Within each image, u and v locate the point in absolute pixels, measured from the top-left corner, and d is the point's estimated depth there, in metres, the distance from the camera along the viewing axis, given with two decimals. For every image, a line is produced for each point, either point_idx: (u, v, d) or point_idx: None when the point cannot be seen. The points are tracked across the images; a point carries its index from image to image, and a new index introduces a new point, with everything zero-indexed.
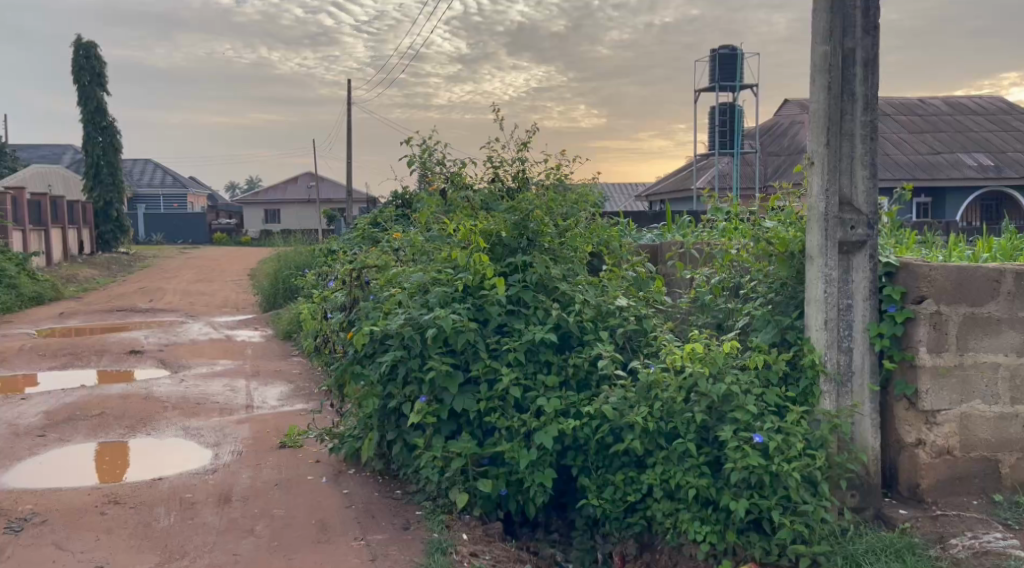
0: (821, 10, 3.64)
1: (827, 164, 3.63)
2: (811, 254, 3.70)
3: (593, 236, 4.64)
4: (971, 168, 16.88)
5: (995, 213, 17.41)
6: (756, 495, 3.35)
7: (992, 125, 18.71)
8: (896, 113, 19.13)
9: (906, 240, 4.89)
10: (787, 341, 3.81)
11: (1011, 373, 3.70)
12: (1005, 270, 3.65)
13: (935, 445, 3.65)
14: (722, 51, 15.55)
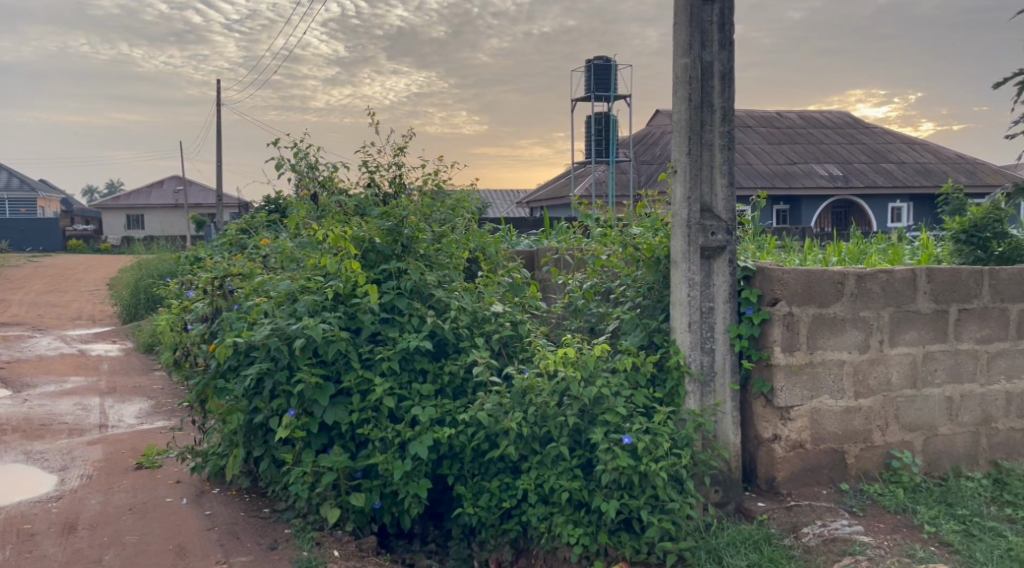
0: (682, 25, 3.78)
1: (689, 172, 3.77)
2: (676, 259, 3.82)
3: (469, 242, 4.61)
4: (822, 178, 18.10)
5: (843, 220, 18.74)
6: (626, 495, 3.44)
7: (841, 138, 20.09)
8: (756, 125, 20.23)
9: (766, 244, 5.23)
10: (654, 343, 3.94)
11: (855, 368, 3.96)
12: (848, 273, 3.91)
13: (789, 439, 3.87)
14: (597, 61, 15.95)
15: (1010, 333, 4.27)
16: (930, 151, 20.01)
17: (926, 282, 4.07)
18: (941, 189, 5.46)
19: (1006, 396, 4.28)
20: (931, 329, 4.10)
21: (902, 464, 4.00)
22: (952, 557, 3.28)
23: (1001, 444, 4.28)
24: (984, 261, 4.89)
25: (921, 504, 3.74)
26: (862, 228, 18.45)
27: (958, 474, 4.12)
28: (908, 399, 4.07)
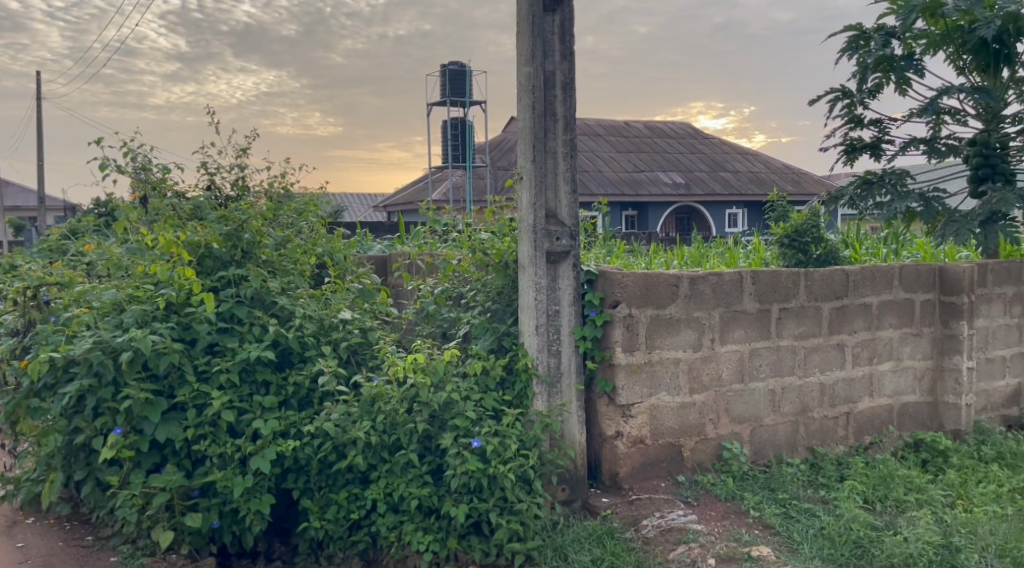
0: (524, 34, 3.83)
1: (533, 179, 3.84)
2: (522, 264, 3.88)
3: (316, 246, 4.42)
4: (666, 186, 19.00)
5: (685, 225, 19.78)
6: (476, 498, 3.45)
7: (683, 148, 21.20)
8: (605, 133, 20.98)
9: (615, 249, 5.46)
10: (503, 346, 3.98)
11: (690, 366, 4.18)
12: (682, 276, 4.12)
13: (631, 435, 4.02)
14: (452, 66, 15.96)
15: (824, 330, 4.65)
16: (761, 161, 21.48)
17: (751, 284, 4.35)
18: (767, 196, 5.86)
19: (821, 387, 4.66)
20: (756, 327, 4.40)
21: (732, 455, 4.26)
22: (774, 539, 3.53)
23: (817, 431, 4.66)
24: (804, 263, 5.30)
25: (748, 491, 4.00)
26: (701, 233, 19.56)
27: (781, 461, 4.45)
28: (737, 393, 4.35)
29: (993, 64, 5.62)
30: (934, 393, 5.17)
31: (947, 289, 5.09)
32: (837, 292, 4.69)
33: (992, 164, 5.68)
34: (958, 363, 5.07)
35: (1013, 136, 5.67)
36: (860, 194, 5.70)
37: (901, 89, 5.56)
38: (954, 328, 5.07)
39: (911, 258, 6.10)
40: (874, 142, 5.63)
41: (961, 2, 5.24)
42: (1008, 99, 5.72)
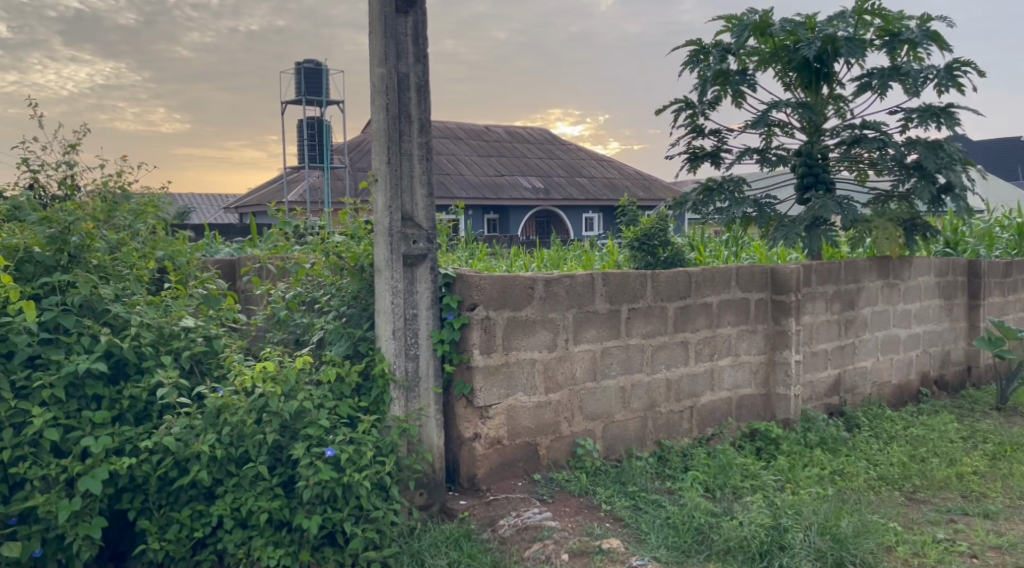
0: (376, 34, 3.78)
1: (389, 181, 3.78)
2: (378, 267, 3.82)
3: (153, 250, 4.15)
4: (527, 191, 19.30)
5: (546, 229, 20.05)
6: (329, 508, 3.37)
7: (542, 153, 21.62)
8: (467, 136, 21.07)
9: (477, 253, 5.55)
10: (359, 352, 3.89)
11: (545, 366, 4.26)
12: (537, 278, 4.19)
13: (488, 436, 4.05)
14: (308, 64, 15.52)
15: (669, 328, 4.88)
16: (616, 168, 22.26)
17: (602, 286, 4.49)
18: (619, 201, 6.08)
19: (667, 383, 4.89)
20: (607, 327, 4.54)
21: (585, 451, 4.38)
22: (624, 530, 3.68)
23: (664, 425, 4.88)
24: (653, 265, 5.56)
25: (600, 486, 4.14)
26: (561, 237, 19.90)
27: (630, 455, 4.62)
28: (590, 391, 4.48)
29: (815, 82, 6.09)
30: (768, 385, 5.54)
31: (778, 289, 5.48)
32: (681, 293, 4.93)
33: (815, 173, 6.18)
34: (787, 356, 5.46)
35: (832, 148, 6.16)
36: (702, 200, 6.18)
37: (736, 102, 5.94)
38: (784, 324, 5.46)
39: (749, 260, 6.55)
40: (714, 151, 6.00)
41: (787, 23, 5.79)
42: (828, 114, 6.22)
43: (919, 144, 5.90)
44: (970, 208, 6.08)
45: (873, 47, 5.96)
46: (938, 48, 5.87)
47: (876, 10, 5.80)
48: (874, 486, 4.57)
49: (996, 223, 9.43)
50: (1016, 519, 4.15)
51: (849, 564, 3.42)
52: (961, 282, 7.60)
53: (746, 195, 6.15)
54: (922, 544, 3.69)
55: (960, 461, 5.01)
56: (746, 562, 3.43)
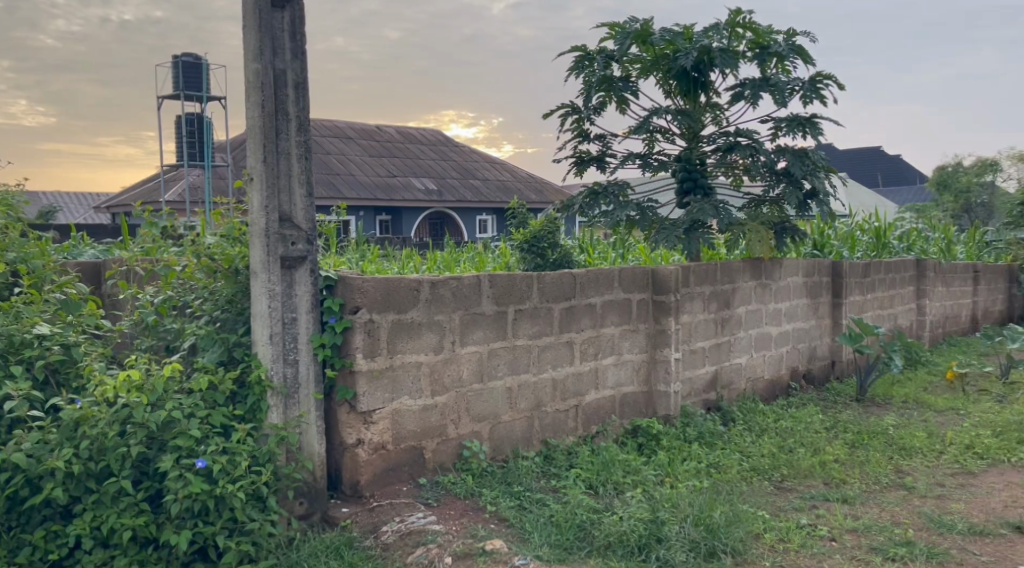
0: (250, 28, 3.65)
1: (265, 180, 3.66)
2: (254, 269, 3.70)
3: (4, 252, 3.88)
4: (419, 192, 19.12)
5: (439, 230, 20.14)
6: (201, 522, 3.23)
7: (433, 154, 21.50)
8: (357, 136, 20.69)
9: (369, 255, 5.47)
10: (234, 358, 3.74)
11: (431, 368, 4.23)
12: (422, 280, 4.16)
13: (372, 442, 3.97)
14: (185, 58, 14.86)
15: (555, 329, 4.95)
16: (508, 170, 22.40)
17: (488, 287, 4.51)
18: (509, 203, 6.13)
19: (553, 383, 4.95)
20: (493, 329, 4.56)
21: (471, 453, 4.38)
22: (507, 531, 3.70)
23: (549, 424, 4.94)
24: (543, 266, 5.70)
25: (486, 487, 4.15)
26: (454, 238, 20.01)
27: (516, 456, 4.65)
28: (476, 393, 4.48)
29: (693, 90, 6.33)
30: (649, 383, 5.70)
31: (658, 289, 5.65)
32: (565, 294, 5.01)
33: (694, 178, 6.41)
34: (668, 354, 5.65)
35: (709, 154, 6.42)
36: (586, 204, 6.35)
37: (620, 107, 6.12)
38: (664, 324, 5.64)
39: (635, 262, 6.75)
40: (599, 156, 6.15)
41: (666, 32, 6.04)
42: (705, 121, 6.47)
43: (787, 151, 6.25)
44: (833, 212, 6.48)
45: (745, 59, 6.25)
46: (803, 62, 6.23)
47: (748, 23, 6.08)
48: (746, 476, 4.79)
49: (858, 227, 10.07)
50: (871, 503, 4.45)
51: (721, 553, 3.58)
52: (826, 282, 8.08)
53: (629, 198, 6.39)
54: (787, 530, 3.90)
55: (824, 451, 5.32)
56: (625, 555, 3.52)
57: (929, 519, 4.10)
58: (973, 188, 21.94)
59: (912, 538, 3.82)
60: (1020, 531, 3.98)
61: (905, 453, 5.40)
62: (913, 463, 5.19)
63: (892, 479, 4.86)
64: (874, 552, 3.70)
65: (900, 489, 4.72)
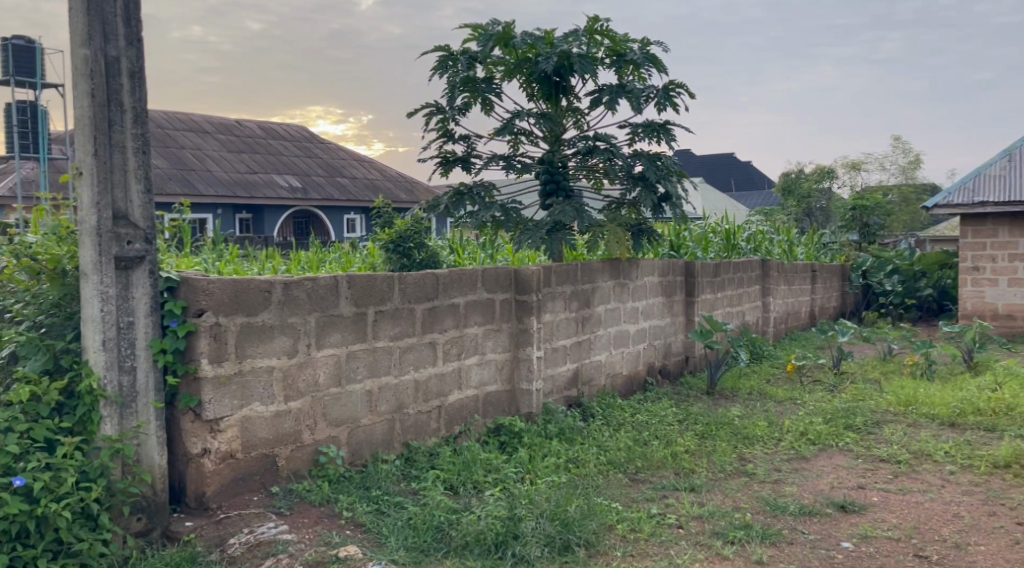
0: (78, 11, 3.41)
1: (96, 175, 3.43)
2: (84, 270, 3.45)
3: None
4: (283, 188, 18.50)
5: (304, 229, 19.67)
6: (20, 545, 3.03)
7: (297, 151, 20.81)
8: (215, 130, 19.78)
9: (227, 254, 5.24)
10: (61, 367, 3.47)
11: (284, 373, 4.09)
12: (274, 282, 4.02)
13: (219, 451, 3.79)
14: (16, 41, 13.69)
15: (417, 330, 4.91)
16: (376, 169, 22.01)
17: (346, 289, 4.41)
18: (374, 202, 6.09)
19: (415, 385, 4.91)
20: (352, 330, 4.47)
21: (328, 459, 4.27)
22: (363, 536, 3.65)
23: (411, 426, 4.88)
24: (409, 267, 5.69)
25: (342, 493, 4.07)
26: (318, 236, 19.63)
27: (376, 459, 4.57)
28: (334, 397, 4.36)
29: (554, 94, 6.47)
30: (512, 382, 5.76)
31: (521, 289, 5.72)
32: (428, 294, 4.98)
33: (557, 180, 6.54)
34: (530, 353, 5.73)
35: (570, 157, 6.57)
36: (452, 204, 6.35)
37: (485, 108, 6.17)
38: (526, 323, 5.72)
39: (504, 263, 6.82)
40: (465, 156, 6.17)
41: (527, 37, 6.07)
42: (567, 125, 6.63)
43: (642, 156, 6.50)
44: (686, 215, 6.78)
45: (603, 65, 6.45)
46: (657, 70, 6.49)
47: (605, 31, 6.27)
48: (603, 470, 4.94)
49: (710, 229, 10.60)
50: (715, 490, 4.69)
51: (575, 545, 3.68)
52: (681, 281, 8.46)
53: (495, 199, 6.45)
54: (638, 520, 4.05)
55: (675, 442, 5.57)
56: (481, 554, 3.53)
57: (766, 503, 4.38)
58: (813, 194, 23.60)
59: (750, 521, 4.06)
60: (844, 509, 4.32)
61: (748, 442, 5.73)
62: (755, 451, 5.52)
63: (736, 467, 5.15)
64: (716, 537, 3.91)
65: (742, 475, 5.01)
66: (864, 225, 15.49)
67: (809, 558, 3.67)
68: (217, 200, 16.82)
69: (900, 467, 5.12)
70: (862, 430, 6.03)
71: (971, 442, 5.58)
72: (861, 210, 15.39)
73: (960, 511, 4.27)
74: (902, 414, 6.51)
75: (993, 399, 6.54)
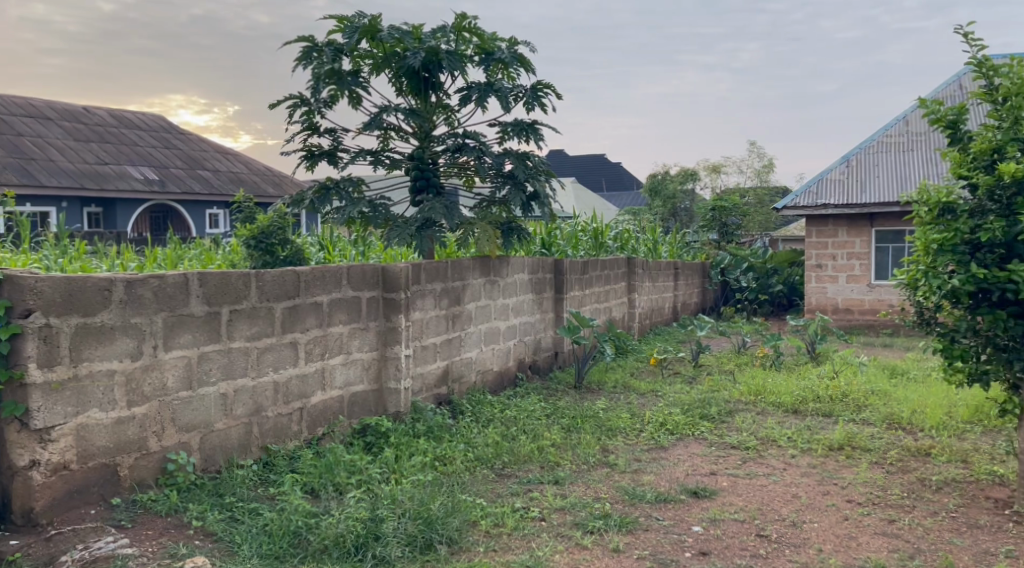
0: None
1: None
2: None
3: None
4: (137, 181, 17.34)
5: (161, 224, 18.76)
6: None
7: (154, 141, 19.67)
8: (61, 118, 18.43)
9: (74, 249, 4.90)
10: None
11: (127, 377, 3.85)
12: (115, 280, 3.78)
13: (50, 462, 3.53)
14: None
15: (276, 329, 4.74)
16: (241, 162, 21.13)
17: (198, 286, 4.21)
18: (234, 197, 5.86)
19: (274, 386, 4.74)
20: (204, 331, 4.26)
21: (177, 466, 4.05)
22: (214, 546, 3.50)
23: (270, 429, 4.70)
24: (271, 264, 5.51)
25: (192, 502, 3.88)
26: (177, 232, 18.76)
27: (231, 465, 4.37)
28: (184, 401, 4.15)
29: (422, 90, 6.41)
30: (379, 381, 5.66)
31: (388, 287, 5.64)
32: (288, 292, 4.83)
33: (427, 177, 6.49)
34: (398, 352, 5.65)
35: (439, 154, 6.53)
36: (318, 199, 6.17)
37: (351, 102, 6.04)
38: (394, 321, 5.64)
39: (376, 260, 6.71)
40: (331, 150, 6.02)
41: (394, 31, 5.98)
42: (436, 122, 6.59)
43: (511, 154, 6.55)
44: (554, 214, 6.88)
45: (472, 63, 6.45)
46: (525, 70, 6.57)
47: (473, 28, 6.27)
48: (469, 467, 4.95)
49: (580, 227, 10.85)
50: (579, 482, 4.80)
51: (438, 544, 3.67)
52: (549, 278, 8.60)
53: (363, 195, 6.33)
54: (502, 515, 4.08)
55: (542, 436, 5.66)
56: (340, 557, 3.46)
57: (624, 492, 4.53)
58: (678, 194, 24.55)
59: (609, 511, 4.18)
60: (696, 495, 4.52)
61: (611, 433, 5.90)
62: (617, 442, 5.69)
63: (598, 458, 5.29)
64: (576, 527, 3.99)
65: (604, 466, 5.15)
66: (723, 224, 16.29)
67: (662, 543, 3.81)
68: (61, 191, 15.64)
69: (748, 453, 5.42)
70: (716, 419, 6.34)
71: (811, 427, 5.97)
72: (719, 210, 16.17)
73: (798, 492, 4.57)
74: (752, 403, 6.88)
75: (831, 387, 7.03)
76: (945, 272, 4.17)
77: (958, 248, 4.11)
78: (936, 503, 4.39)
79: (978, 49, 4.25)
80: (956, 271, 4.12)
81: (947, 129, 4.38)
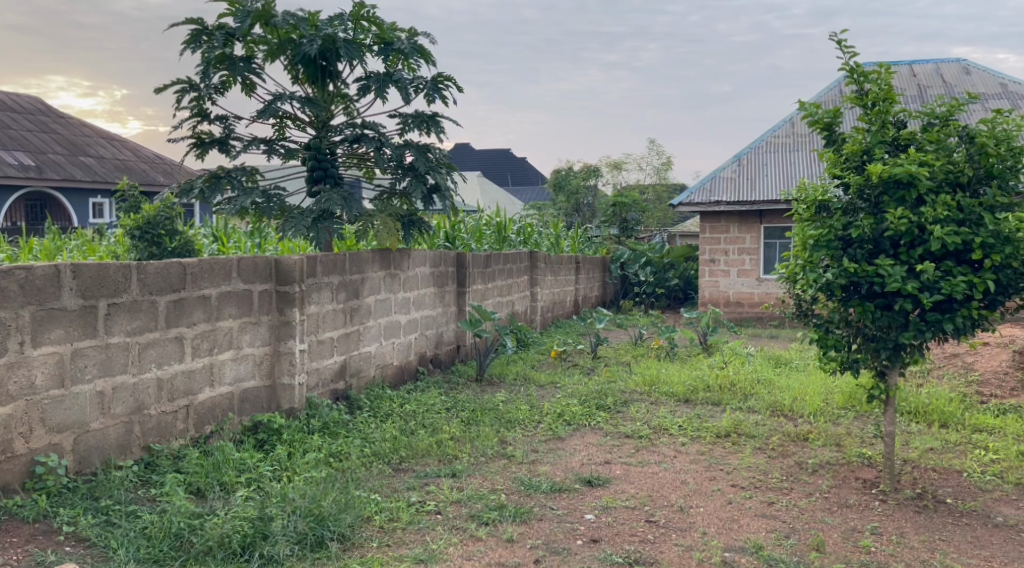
0: None
1: None
2: None
3: None
4: (11, 167, 16.26)
5: (38, 213, 17.66)
6: None
7: (31, 125, 18.52)
8: None
9: None
10: None
11: None
12: None
13: None
14: None
15: (160, 323, 4.54)
16: (128, 149, 20.15)
17: (71, 278, 3.99)
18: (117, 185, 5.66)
19: (158, 383, 4.53)
20: (78, 325, 4.03)
21: (47, 469, 3.83)
22: (86, 552, 3.34)
23: (153, 428, 4.50)
24: (156, 255, 5.31)
25: (64, 506, 3.67)
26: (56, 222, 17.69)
27: (108, 466, 4.16)
28: (55, 400, 3.92)
29: (320, 79, 6.26)
30: (272, 377, 5.49)
31: (281, 280, 5.48)
32: (173, 285, 4.63)
33: (324, 167, 6.33)
34: (292, 347, 5.50)
35: (337, 144, 6.40)
36: (207, 188, 5.92)
37: (244, 89, 5.84)
38: (288, 315, 5.48)
39: (270, 252, 6.53)
40: (222, 138, 5.80)
41: (289, 16, 5.79)
42: (334, 111, 6.44)
43: (411, 146, 6.47)
44: (456, 207, 6.81)
45: (370, 52, 6.33)
46: (425, 61, 6.51)
47: (371, 17, 6.15)
48: (365, 462, 4.88)
49: (484, 221, 10.90)
50: (476, 474, 4.81)
51: (328, 540, 3.60)
52: (451, 272, 8.58)
53: (256, 184, 6.13)
54: (396, 509, 4.04)
55: (441, 430, 5.64)
56: (225, 558, 3.35)
57: (520, 482, 4.56)
58: (581, 190, 24.87)
59: (504, 502, 4.20)
60: (590, 483, 4.60)
61: (510, 425, 5.94)
62: (515, 434, 5.73)
63: (496, 450, 5.31)
64: (471, 520, 4.00)
65: (501, 458, 5.18)
66: (623, 220, 16.66)
67: (554, 532, 3.86)
68: None
69: (641, 441, 5.56)
70: (612, 409, 6.48)
71: (701, 416, 6.18)
72: (619, 206, 16.50)
73: (686, 478, 4.72)
74: (647, 393, 7.06)
75: (721, 377, 7.30)
76: (821, 266, 4.39)
77: (833, 243, 4.34)
78: (811, 485, 4.62)
79: (851, 56, 4.45)
80: (830, 266, 4.36)
81: (823, 131, 4.60)
